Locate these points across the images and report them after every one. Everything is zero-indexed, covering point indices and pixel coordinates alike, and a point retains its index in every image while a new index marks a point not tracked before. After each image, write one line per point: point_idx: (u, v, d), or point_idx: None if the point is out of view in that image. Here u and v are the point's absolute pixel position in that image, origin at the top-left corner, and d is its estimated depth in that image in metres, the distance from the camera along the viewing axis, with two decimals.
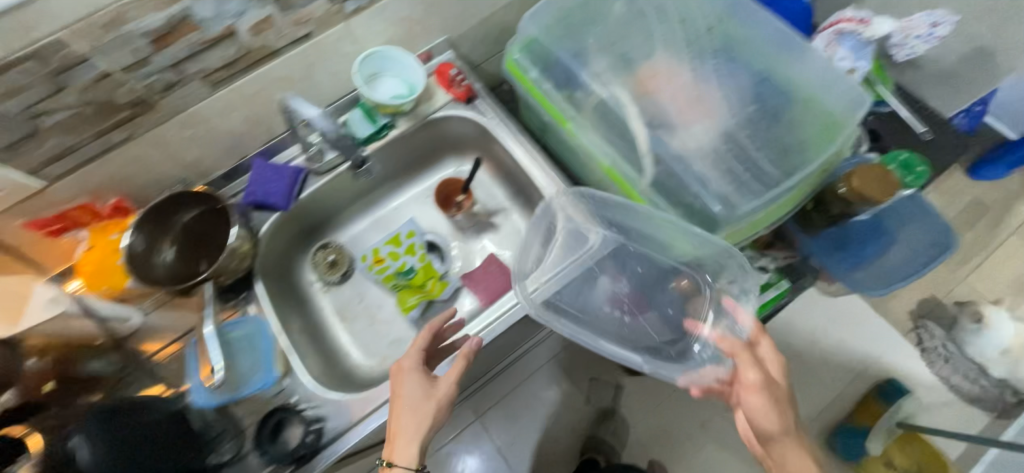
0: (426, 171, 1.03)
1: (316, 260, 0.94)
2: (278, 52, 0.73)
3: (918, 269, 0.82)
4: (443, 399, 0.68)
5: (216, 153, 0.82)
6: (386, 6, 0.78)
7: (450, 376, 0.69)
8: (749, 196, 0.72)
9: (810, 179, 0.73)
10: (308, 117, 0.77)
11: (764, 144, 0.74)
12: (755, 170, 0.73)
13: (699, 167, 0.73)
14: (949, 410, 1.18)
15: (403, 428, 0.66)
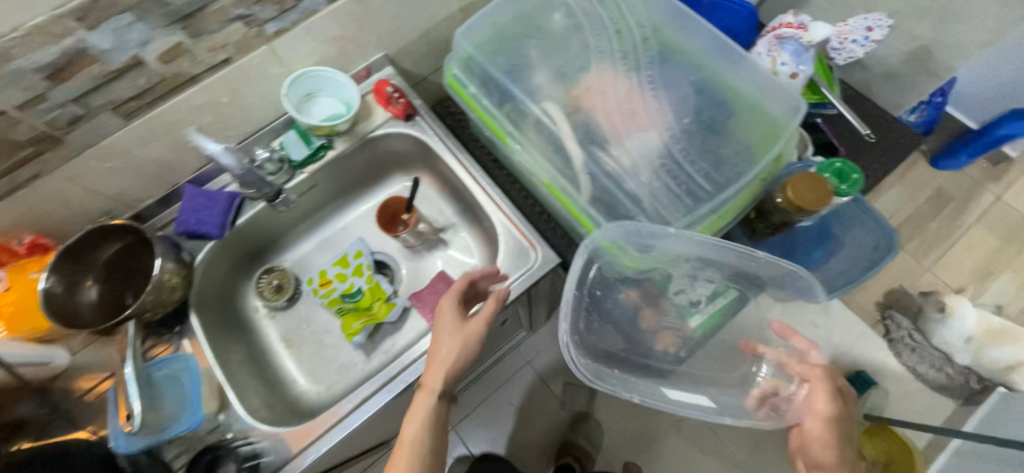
0: (375, 189, 1.01)
1: (260, 286, 0.92)
2: (196, 79, 0.70)
3: (860, 274, 0.84)
4: (473, 339, 0.69)
5: (144, 183, 0.80)
6: (312, 26, 0.76)
7: (482, 316, 0.70)
8: (681, 212, 0.73)
9: (747, 190, 0.73)
10: (211, 154, 0.73)
11: (697, 156, 0.74)
12: (688, 183, 0.73)
13: (631, 184, 0.73)
14: (913, 398, 1.31)
15: (439, 359, 0.68)
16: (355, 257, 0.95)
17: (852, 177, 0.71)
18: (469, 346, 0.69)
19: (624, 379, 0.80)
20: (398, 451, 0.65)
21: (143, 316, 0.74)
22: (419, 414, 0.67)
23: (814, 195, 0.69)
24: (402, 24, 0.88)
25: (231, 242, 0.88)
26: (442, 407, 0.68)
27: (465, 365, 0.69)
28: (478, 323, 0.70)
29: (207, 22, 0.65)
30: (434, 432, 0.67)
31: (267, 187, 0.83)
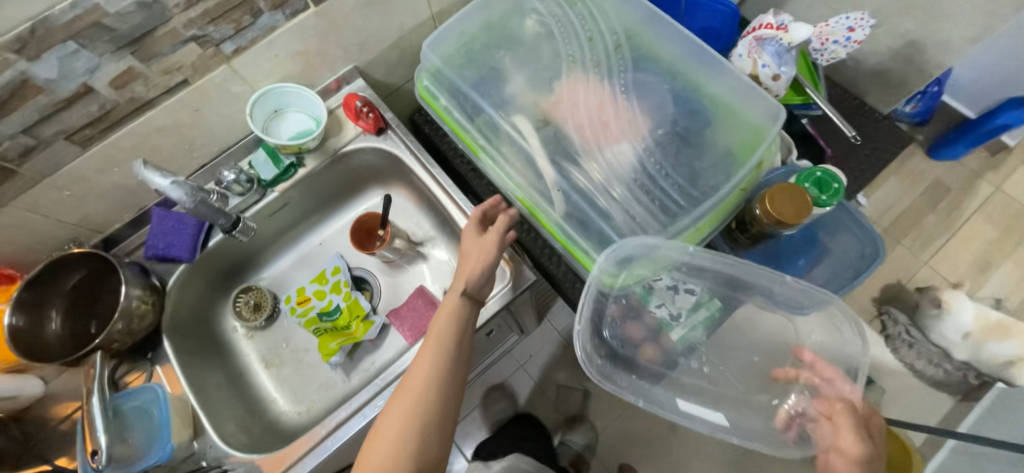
0: (351, 204, 0.99)
1: (237, 306, 0.91)
2: (152, 103, 0.69)
3: (847, 283, 0.81)
4: (491, 249, 0.72)
5: (110, 208, 0.78)
6: (272, 43, 0.74)
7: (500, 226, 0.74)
8: (657, 228, 0.70)
9: (724, 202, 0.71)
10: (159, 187, 0.67)
11: (674, 168, 0.72)
12: (665, 197, 0.71)
13: (605, 198, 0.71)
14: (913, 394, 1.28)
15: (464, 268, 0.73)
16: (333, 273, 0.93)
17: (832, 187, 0.69)
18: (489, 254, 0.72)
19: (637, 384, 0.78)
20: (427, 342, 0.69)
21: (111, 346, 0.72)
22: (445, 310, 0.71)
23: (793, 206, 0.67)
24: (369, 35, 0.85)
25: (204, 264, 0.86)
26: (467, 308, 0.72)
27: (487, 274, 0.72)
28: (495, 232, 0.73)
29: (157, 45, 0.63)
30: (459, 329, 0.70)
31: (221, 218, 0.76)
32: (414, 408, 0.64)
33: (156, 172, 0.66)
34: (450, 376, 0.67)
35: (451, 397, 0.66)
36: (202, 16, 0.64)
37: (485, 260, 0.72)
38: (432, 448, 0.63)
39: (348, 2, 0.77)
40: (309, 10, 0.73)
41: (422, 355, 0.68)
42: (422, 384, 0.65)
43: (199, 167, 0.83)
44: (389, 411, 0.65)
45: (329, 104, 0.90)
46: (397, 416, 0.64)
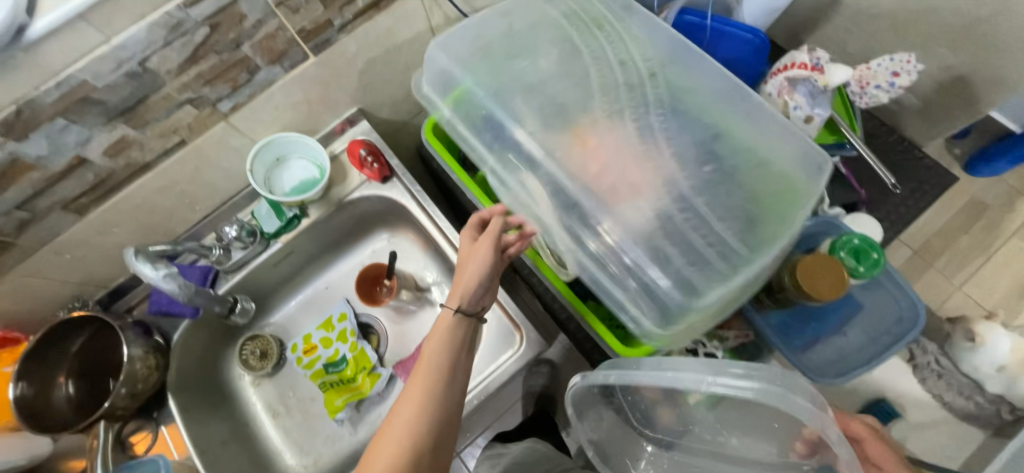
0: (358, 246, 0.95)
1: (244, 355, 0.88)
2: (150, 165, 0.66)
3: (880, 352, 0.75)
4: (486, 258, 0.66)
5: (115, 265, 0.76)
6: (271, 96, 0.71)
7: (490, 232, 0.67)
8: (705, 282, 0.63)
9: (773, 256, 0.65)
10: (149, 279, 0.63)
11: (725, 212, 0.64)
12: (715, 246, 0.63)
13: (646, 244, 0.64)
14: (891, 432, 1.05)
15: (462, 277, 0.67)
16: (339, 320, 0.91)
17: (871, 258, 0.65)
18: (483, 264, 0.66)
19: None
20: (416, 368, 0.63)
21: (115, 413, 0.72)
22: (437, 333, 0.65)
23: (826, 282, 0.63)
24: (373, 77, 0.81)
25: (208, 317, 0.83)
26: (460, 328, 0.66)
27: (480, 290, 0.66)
28: (487, 238, 0.67)
29: (150, 112, 0.60)
30: (450, 352, 0.64)
31: (218, 306, 0.78)
32: (402, 442, 0.56)
33: (150, 264, 0.63)
34: (443, 405, 0.60)
35: (445, 428, 0.59)
36: (196, 79, 0.60)
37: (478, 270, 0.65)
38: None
39: (348, 49, 0.73)
40: (309, 61, 0.70)
41: (410, 382, 0.62)
42: (409, 414, 0.58)
43: (201, 217, 0.81)
44: (376, 448, 0.57)
45: (334, 147, 0.86)
46: (384, 450, 0.56)
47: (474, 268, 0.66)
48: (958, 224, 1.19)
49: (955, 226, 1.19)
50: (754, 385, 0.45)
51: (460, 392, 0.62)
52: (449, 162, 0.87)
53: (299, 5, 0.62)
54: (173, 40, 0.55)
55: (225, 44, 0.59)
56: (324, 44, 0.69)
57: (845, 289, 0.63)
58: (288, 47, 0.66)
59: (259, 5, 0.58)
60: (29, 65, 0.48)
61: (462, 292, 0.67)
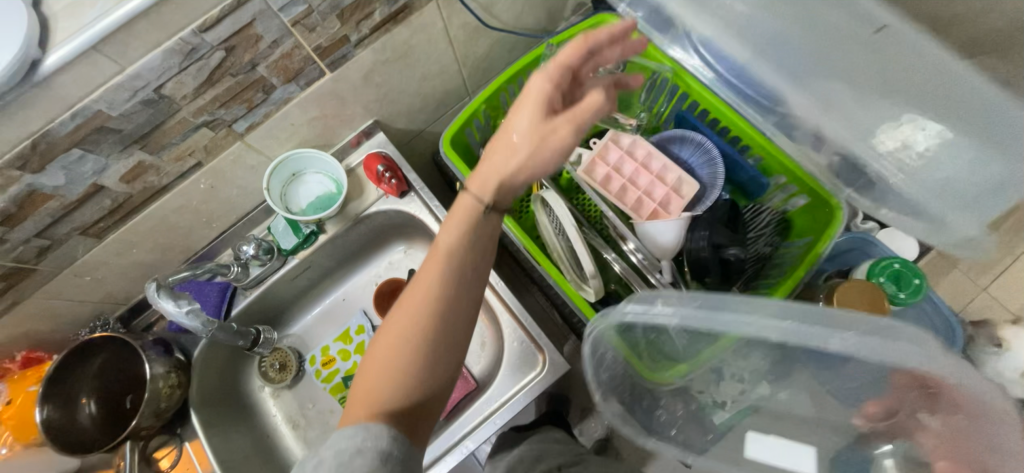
0: (374, 257, 0.94)
1: (263, 368, 0.88)
2: (167, 188, 0.65)
3: None
4: (564, 145, 0.50)
5: (134, 284, 0.76)
6: (287, 114, 0.69)
7: (574, 115, 0.49)
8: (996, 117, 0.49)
9: None
10: (171, 314, 0.62)
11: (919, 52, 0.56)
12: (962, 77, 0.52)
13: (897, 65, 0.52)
14: None
15: (510, 159, 0.51)
16: (358, 333, 0.91)
17: (913, 284, 0.64)
18: (550, 158, 0.50)
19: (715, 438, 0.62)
20: (431, 257, 0.51)
21: (141, 432, 0.73)
22: (461, 218, 0.52)
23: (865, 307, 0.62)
24: (390, 89, 0.79)
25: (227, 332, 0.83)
26: (490, 218, 0.53)
27: (526, 182, 0.53)
28: (569, 126, 0.49)
29: (167, 137, 0.59)
30: (476, 249, 0.51)
31: (240, 340, 0.80)
32: (414, 344, 0.48)
33: (172, 300, 0.62)
34: (463, 313, 0.50)
35: (463, 335, 0.51)
36: (212, 101, 0.59)
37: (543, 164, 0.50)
38: (437, 393, 0.50)
39: (365, 62, 0.70)
40: (324, 77, 0.68)
41: (423, 275, 0.50)
42: (422, 318, 0.48)
43: (218, 233, 0.79)
44: (382, 343, 0.49)
45: (350, 160, 0.84)
46: (392, 352, 0.48)
47: (535, 159, 0.50)
48: None
49: None
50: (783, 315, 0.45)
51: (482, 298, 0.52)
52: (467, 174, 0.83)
53: (315, 23, 0.60)
54: (189, 65, 0.53)
55: (241, 66, 0.57)
56: (340, 60, 0.67)
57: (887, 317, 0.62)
58: (304, 65, 0.64)
59: (274, 25, 0.56)
60: (44, 98, 0.47)
61: (506, 178, 0.52)
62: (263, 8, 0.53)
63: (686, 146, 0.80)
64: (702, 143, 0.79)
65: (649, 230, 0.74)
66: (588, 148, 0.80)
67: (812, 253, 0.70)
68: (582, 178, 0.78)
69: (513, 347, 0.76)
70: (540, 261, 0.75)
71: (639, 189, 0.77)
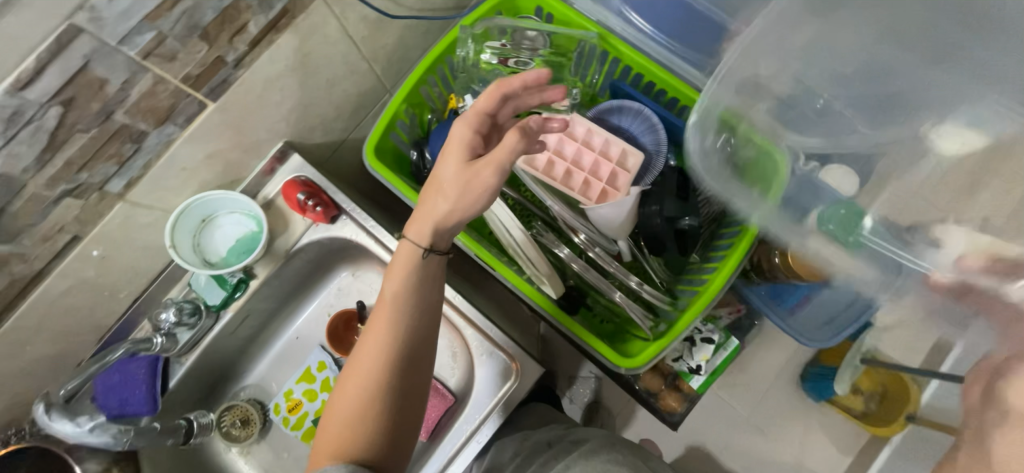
0: (322, 285, 0.86)
1: (224, 427, 0.79)
2: (44, 272, 0.57)
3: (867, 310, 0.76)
4: (488, 187, 0.50)
5: (50, 379, 0.67)
6: (172, 158, 0.59)
7: (493, 157, 0.49)
8: None
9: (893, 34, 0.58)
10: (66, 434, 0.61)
11: None
12: None
13: None
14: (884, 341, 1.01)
15: (440, 206, 0.52)
16: (320, 370, 0.81)
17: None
18: (478, 199, 0.51)
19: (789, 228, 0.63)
20: (379, 309, 0.54)
21: None
22: (402, 266, 0.54)
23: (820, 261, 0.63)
24: (294, 105, 0.68)
25: (172, 406, 0.75)
26: (430, 263, 0.54)
27: (460, 223, 0.54)
28: (489, 167, 0.50)
29: (20, 219, 0.51)
30: (420, 295, 0.54)
31: (170, 438, 0.70)
32: (363, 399, 0.50)
33: (69, 420, 0.61)
34: (413, 358, 0.53)
35: (413, 389, 0.53)
36: (66, 167, 0.50)
37: (468, 208, 0.51)
38: (397, 443, 0.51)
39: (254, 83, 0.60)
40: (207, 108, 0.58)
41: (373, 328, 0.53)
42: (371, 372, 0.51)
43: (129, 303, 0.70)
44: (339, 394, 0.52)
45: (267, 190, 0.74)
46: (348, 404, 0.51)
47: (460, 202, 0.51)
48: None
49: None
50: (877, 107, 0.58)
51: (427, 351, 0.54)
52: (398, 183, 0.74)
53: (174, 50, 0.50)
54: (18, 131, 0.45)
55: (91, 119, 0.48)
56: (221, 85, 0.57)
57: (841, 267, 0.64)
58: (176, 100, 0.53)
59: (119, 63, 0.46)
60: None
61: (439, 226, 0.53)
62: (96, 45, 0.44)
63: (625, 116, 0.77)
64: (640, 111, 0.75)
65: (600, 213, 0.71)
66: None
67: None
68: (522, 168, 0.73)
69: (484, 360, 0.74)
70: (495, 267, 0.70)
71: (584, 171, 0.73)
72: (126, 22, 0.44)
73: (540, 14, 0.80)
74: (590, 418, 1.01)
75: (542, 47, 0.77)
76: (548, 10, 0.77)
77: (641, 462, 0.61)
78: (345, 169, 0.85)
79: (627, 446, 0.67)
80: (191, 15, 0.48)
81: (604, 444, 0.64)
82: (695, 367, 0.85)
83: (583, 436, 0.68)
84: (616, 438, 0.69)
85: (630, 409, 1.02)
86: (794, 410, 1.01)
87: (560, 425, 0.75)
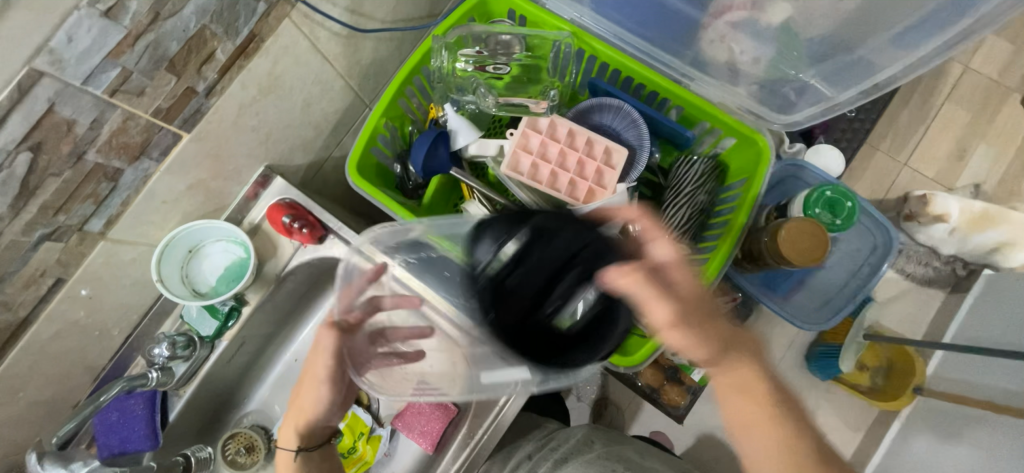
0: (313, 308, 0.83)
1: (228, 455, 0.74)
2: (31, 317, 0.57)
3: (859, 290, 0.77)
4: (321, 387, 0.61)
5: (49, 423, 0.67)
6: (151, 193, 0.59)
7: (322, 358, 0.59)
8: None
9: (836, 46, 0.59)
10: None
11: None
12: None
13: None
14: (889, 316, 1.01)
15: (300, 408, 0.63)
16: None
17: (846, 208, 0.67)
18: (317, 394, 0.62)
19: (817, 95, 0.66)
20: None
21: None
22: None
23: (809, 249, 0.63)
24: (272, 128, 0.68)
25: (175, 442, 0.73)
26: (313, 458, 0.65)
27: (322, 416, 0.63)
28: (316, 369, 0.61)
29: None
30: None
31: None
32: None
33: (62, 466, 0.58)
34: None
35: None
36: (43, 210, 0.50)
37: (315, 406, 0.62)
38: None
39: (228, 110, 0.60)
40: (182, 140, 0.57)
41: None
42: None
43: (122, 340, 0.70)
44: None
45: (252, 216, 0.73)
46: None
47: (308, 403, 0.62)
48: (983, 90, 1.04)
49: (980, 92, 1.04)
50: (900, 47, 0.56)
51: None
52: (384, 198, 0.72)
53: (141, 85, 0.49)
54: None
55: (62, 162, 0.48)
56: (195, 116, 0.56)
57: (830, 250, 0.64)
58: (149, 135, 0.53)
59: (85, 103, 0.46)
60: None
61: (303, 424, 0.64)
62: (60, 86, 0.44)
63: (606, 113, 0.77)
64: (621, 107, 0.75)
65: None
66: (508, 140, 0.75)
67: (749, 196, 0.70)
68: (508, 174, 0.73)
69: None
70: None
71: (569, 172, 0.73)
72: (88, 62, 0.44)
73: (513, 17, 0.80)
74: (597, 415, 1.01)
75: (518, 51, 0.78)
76: (521, 13, 0.78)
77: (613, 451, 0.69)
78: (329, 186, 0.85)
79: (604, 434, 0.75)
80: (155, 49, 0.48)
81: (583, 446, 0.70)
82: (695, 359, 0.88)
83: (561, 440, 0.74)
84: (593, 431, 0.75)
85: (635, 404, 1.01)
86: (800, 390, 1.00)
87: (542, 431, 0.80)
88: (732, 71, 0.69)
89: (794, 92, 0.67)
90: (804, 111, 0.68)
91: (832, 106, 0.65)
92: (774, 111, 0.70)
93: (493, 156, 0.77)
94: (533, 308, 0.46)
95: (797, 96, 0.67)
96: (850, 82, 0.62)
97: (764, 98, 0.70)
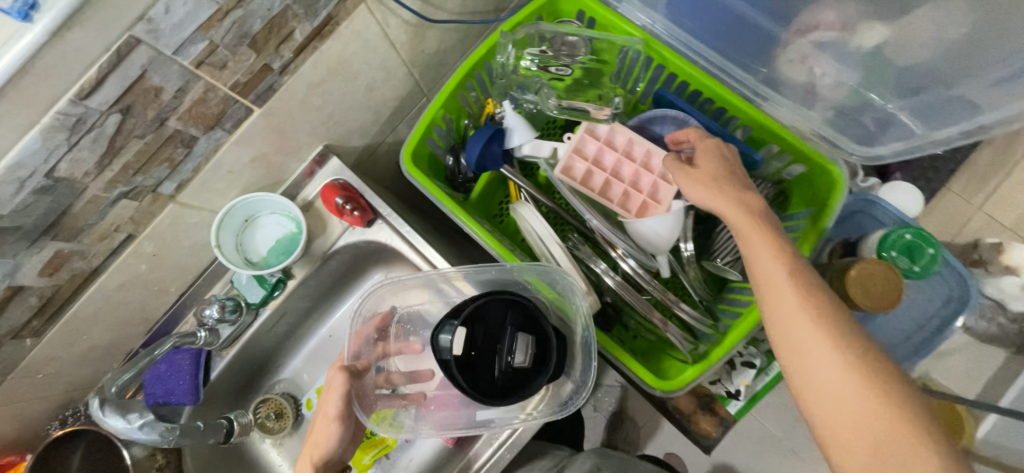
0: (351, 288, 0.84)
1: (259, 419, 0.78)
2: (102, 267, 0.60)
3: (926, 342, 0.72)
4: (332, 426, 0.59)
5: (105, 366, 0.71)
6: (218, 162, 0.61)
7: (332, 396, 0.59)
8: None
9: (935, 78, 0.54)
10: (117, 428, 0.63)
11: None
12: None
13: None
14: (944, 371, 0.93)
15: (310, 455, 0.59)
16: None
17: (926, 255, 0.62)
18: (327, 437, 0.59)
19: (904, 131, 0.61)
20: None
21: None
22: None
23: (880, 293, 0.59)
24: (335, 109, 0.69)
25: (212, 398, 0.76)
26: None
27: (333, 460, 0.59)
28: (325, 411, 0.59)
29: (80, 220, 0.54)
30: None
31: (212, 438, 0.71)
32: None
33: (121, 416, 0.64)
34: None
35: None
36: (124, 170, 0.53)
37: (326, 448, 0.58)
38: None
39: (298, 88, 0.61)
40: (253, 114, 0.59)
41: None
42: None
43: (177, 296, 0.73)
44: None
45: (306, 193, 0.75)
46: None
47: (318, 447, 0.58)
48: None
49: None
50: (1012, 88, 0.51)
51: None
52: (433, 188, 0.73)
53: (224, 59, 0.51)
54: (80, 139, 0.47)
55: (146, 125, 0.51)
56: (267, 92, 0.58)
57: (902, 298, 0.59)
58: (225, 107, 0.55)
59: (173, 72, 0.48)
60: None
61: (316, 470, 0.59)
62: (153, 55, 0.46)
63: (669, 125, 0.74)
64: (685, 120, 0.72)
65: (640, 228, 0.70)
66: (564, 143, 0.74)
67: (815, 230, 0.66)
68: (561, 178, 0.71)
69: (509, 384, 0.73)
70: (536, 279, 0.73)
71: (624, 182, 0.71)
72: (181, 34, 0.46)
73: (582, 18, 0.78)
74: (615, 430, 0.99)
75: (582, 53, 0.76)
76: (590, 15, 0.76)
77: None
78: (380, 170, 0.86)
79: (612, 461, 0.72)
80: (241, 25, 0.50)
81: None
82: (734, 391, 0.87)
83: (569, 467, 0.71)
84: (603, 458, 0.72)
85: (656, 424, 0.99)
86: None
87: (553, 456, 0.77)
88: (809, 94, 0.65)
89: (877, 123, 0.62)
90: (885, 146, 0.63)
91: (919, 144, 0.60)
92: (851, 141, 0.66)
93: (546, 158, 0.75)
94: (488, 364, 0.58)
95: (878, 129, 0.63)
96: (943, 121, 0.57)
97: (841, 126, 0.66)
